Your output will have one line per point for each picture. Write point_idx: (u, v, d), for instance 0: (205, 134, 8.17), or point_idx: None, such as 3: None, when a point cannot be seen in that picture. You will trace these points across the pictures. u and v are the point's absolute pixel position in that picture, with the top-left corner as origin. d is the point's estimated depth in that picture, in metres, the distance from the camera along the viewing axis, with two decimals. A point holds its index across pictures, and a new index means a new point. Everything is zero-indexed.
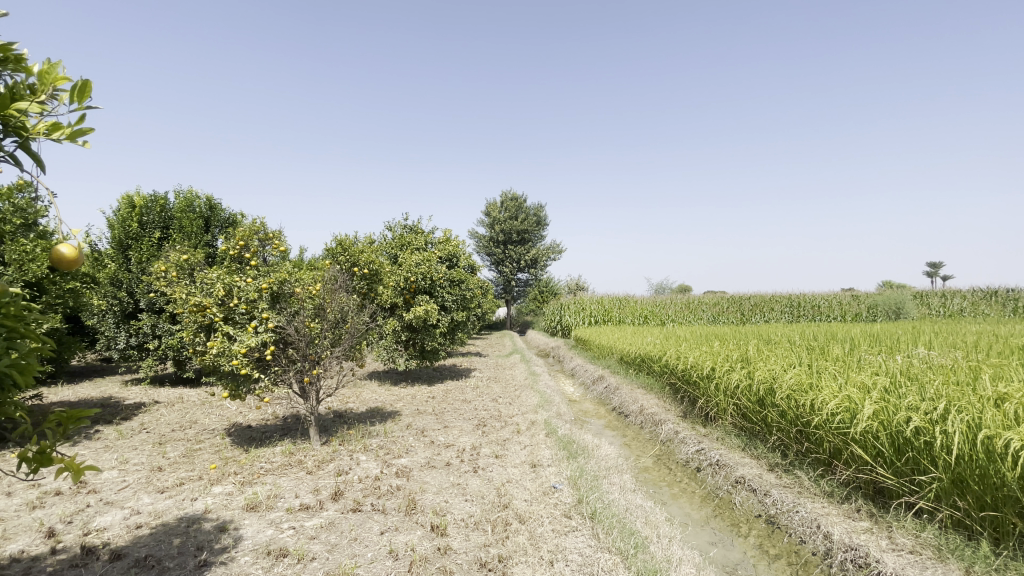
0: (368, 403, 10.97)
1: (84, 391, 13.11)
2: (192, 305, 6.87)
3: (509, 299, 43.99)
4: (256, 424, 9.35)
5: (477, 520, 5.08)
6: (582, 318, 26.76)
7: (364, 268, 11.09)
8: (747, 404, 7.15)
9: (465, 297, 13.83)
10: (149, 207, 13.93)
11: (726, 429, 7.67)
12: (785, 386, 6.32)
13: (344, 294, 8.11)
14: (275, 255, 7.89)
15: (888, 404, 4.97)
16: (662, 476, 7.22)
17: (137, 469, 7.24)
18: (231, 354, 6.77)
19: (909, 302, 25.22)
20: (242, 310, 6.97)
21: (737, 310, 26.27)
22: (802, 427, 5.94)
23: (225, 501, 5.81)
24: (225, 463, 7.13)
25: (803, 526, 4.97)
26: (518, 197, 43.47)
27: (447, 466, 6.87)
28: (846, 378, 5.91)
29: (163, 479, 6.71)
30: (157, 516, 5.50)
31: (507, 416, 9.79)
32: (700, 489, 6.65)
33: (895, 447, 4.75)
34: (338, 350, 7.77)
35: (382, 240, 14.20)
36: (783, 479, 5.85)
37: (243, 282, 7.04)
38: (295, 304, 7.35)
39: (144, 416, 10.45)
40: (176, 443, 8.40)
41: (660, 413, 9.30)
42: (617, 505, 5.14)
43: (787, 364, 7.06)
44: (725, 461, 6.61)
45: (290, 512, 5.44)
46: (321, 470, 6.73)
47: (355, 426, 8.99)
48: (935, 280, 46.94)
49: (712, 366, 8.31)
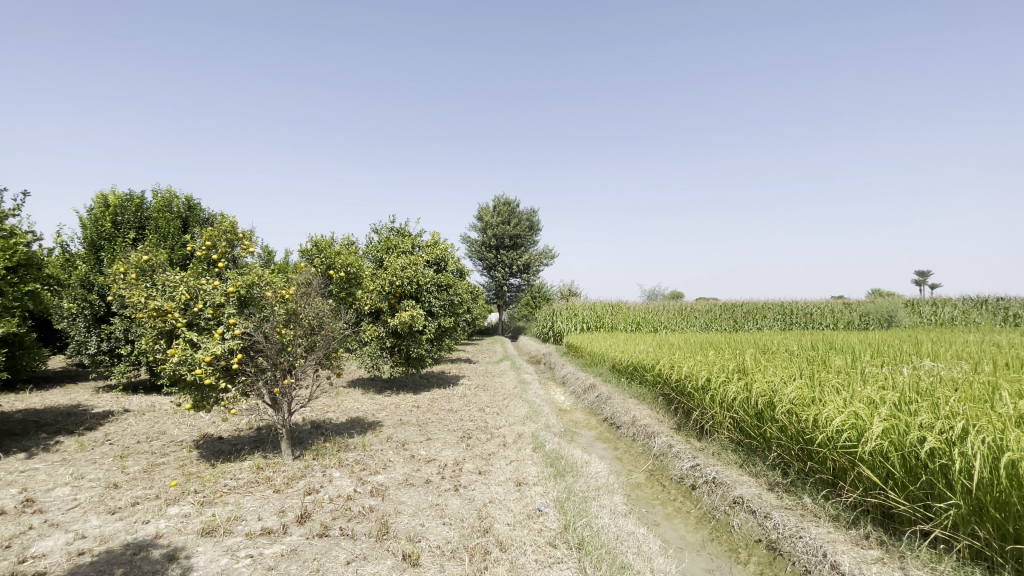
0: (348, 413, 10.47)
1: (51, 398, 12.50)
2: (151, 310, 6.37)
3: (501, 304, 43.56)
4: (227, 435, 8.85)
5: (453, 547, 4.64)
6: (574, 324, 26.36)
7: (341, 271, 10.43)
8: (744, 417, 6.79)
9: (453, 302, 13.38)
10: (124, 207, 13.34)
11: (722, 444, 7.29)
12: (786, 400, 5.94)
13: (321, 298, 7.66)
14: (246, 258, 7.43)
15: (899, 421, 4.61)
16: (654, 494, 6.82)
17: (91, 486, 6.69)
18: (193, 363, 6.30)
19: (901, 309, 25.17)
20: (208, 315, 6.51)
21: (730, 317, 26.05)
22: (805, 444, 5.56)
23: (180, 524, 5.32)
24: (186, 480, 6.61)
25: (808, 554, 4.59)
26: (511, 202, 43.12)
27: (426, 484, 6.42)
28: (851, 392, 5.54)
29: (117, 498, 6.18)
30: (103, 542, 4.99)
31: (494, 427, 9.35)
32: (696, 509, 6.24)
33: (908, 469, 4.38)
34: (312, 358, 7.34)
35: (367, 243, 13.69)
36: (785, 501, 5.48)
37: (209, 285, 6.58)
38: (265, 310, 6.91)
39: (111, 426, 9.90)
40: (138, 457, 7.87)
41: (653, 424, 8.89)
42: (607, 532, 4.71)
43: (788, 375, 6.68)
44: (722, 479, 6.22)
45: (249, 537, 4.96)
46: (290, 488, 6.25)
47: (332, 438, 8.51)
48: (924, 287, 47.31)
49: (708, 377, 7.92)
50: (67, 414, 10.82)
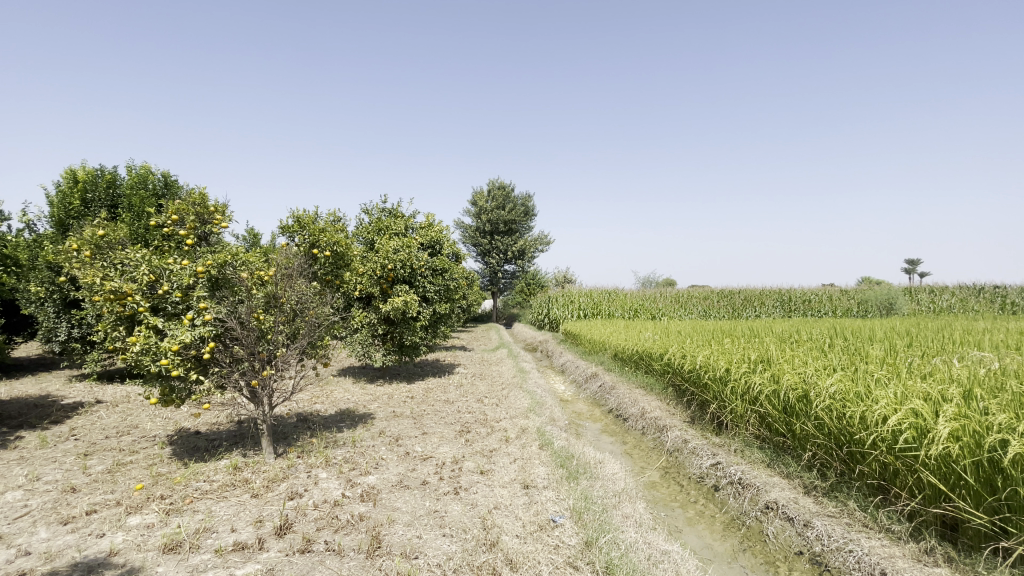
0: (338, 405, 9.78)
1: (20, 388, 11.67)
2: (107, 291, 5.61)
3: (496, 291, 42.80)
4: (205, 430, 8.14)
5: (455, 565, 3.98)
6: (570, 311, 25.66)
7: (326, 250, 9.24)
8: (771, 412, 6.21)
9: (449, 287, 12.66)
10: (95, 183, 12.32)
11: (744, 440, 6.73)
12: (824, 396, 5.34)
13: (304, 280, 6.93)
14: (219, 235, 6.65)
15: (971, 421, 4.03)
16: (672, 495, 6.27)
17: (46, 490, 5.94)
18: (158, 353, 5.59)
19: (900, 297, 24.82)
20: (175, 299, 5.79)
21: (728, 304, 25.51)
22: (849, 444, 5.00)
23: (140, 538, 4.62)
24: (153, 483, 5.89)
25: (861, 570, 4.02)
26: (506, 186, 42.12)
27: (423, 486, 5.78)
28: (902, 387, 4.97)
29: (73, 505, 5.44)
30: (48, 560, 4.29)
31: (494, 421, 8.71)
32: (722, 514, 5.70)
33: (984, 476, 3.82)
34: (295, 347, 6.62)
35: (357, 224, 12.80)
36: (827, 508, 4.94)
37: (176, 265, 5.85)
38: (239, 292, 6.17)
39: (79, 419, 9.13)
40: (103, 456, 7.13)
41: (664, 417, 8.31)
42: (637, 551, 4.10)
43: (821, 367, 6.06)
44: (750, 480, 5.67)
45: (218, 554, 4.28)
46: (270, 493, 5.58)
47: (319, 433, 7.84)
48: (913, 275, 48.04)
49: (727, 367, 7.26)
50: (33, 406, 9.97)
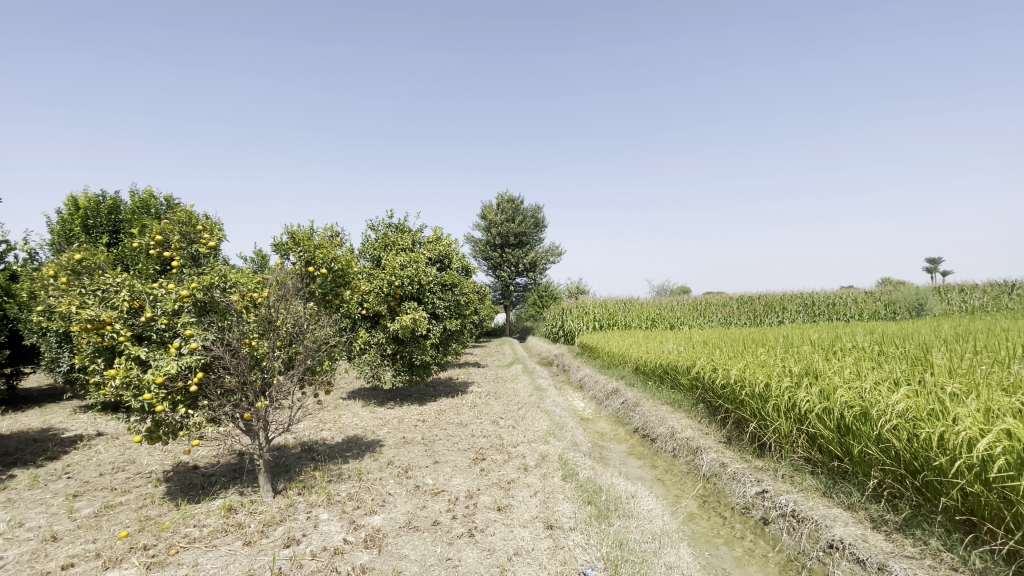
0: (345, 432, 9.23)
1: (23, 420, 11.33)
2: (84, 320, 5.18)
3: (508, 305, 42.24)
4: (203, 464, 7.63)
5: None
6: (586, 322, 24.90)
7: (325, 268, 8.82)
8: (823, 433, 5.49)
9: (459, 302, 12.08)
10: (96, 208, 12.11)
11: (791, 464, 6.00)
12: (891, 414, 4.64)
13: (300, 301, 6.42)
14: (208, 254, 6.18)
15: None
16: (714, 529, 5.56)
17: (25, 539, 5.42)
18: (140, 386, 5.10)
19: (930, 296, 23.64)
20: (160, 326, 5.31)
21: (750, 311, 24.63)
22: (926, 471, 4.28)
23: None
24: (139, 531, 5.36)
25: None
26: (515, 198, 41.89)
27: (434, 527, 5.16)
28: (983, 403, 4.27)
29: (50, 557, 4.91)
30: None
31: (511, 446, 8.06)
32: (775, 553, 4.99)
33: None
34: (292, 373, 6.09)
35: (363, 240, 12.38)
36: (903, 548, 4.21)
37: (161, 290, 5.41)
38: (229, 316, 5.67)
39: (76, 455, 8.70)
40: (92, 496, 6.63)
41: (697, 437, 7.58)
42: None
43: (879, 381, 5.34)
44: (806, 513, 4.96)
45: None
46: (265, 540, 5.00)
47: (323, 465, 7.27)
48: (936, 273, 46.42)
49: (767, 381, 6.56)
50: (31, 441, 9.57)
